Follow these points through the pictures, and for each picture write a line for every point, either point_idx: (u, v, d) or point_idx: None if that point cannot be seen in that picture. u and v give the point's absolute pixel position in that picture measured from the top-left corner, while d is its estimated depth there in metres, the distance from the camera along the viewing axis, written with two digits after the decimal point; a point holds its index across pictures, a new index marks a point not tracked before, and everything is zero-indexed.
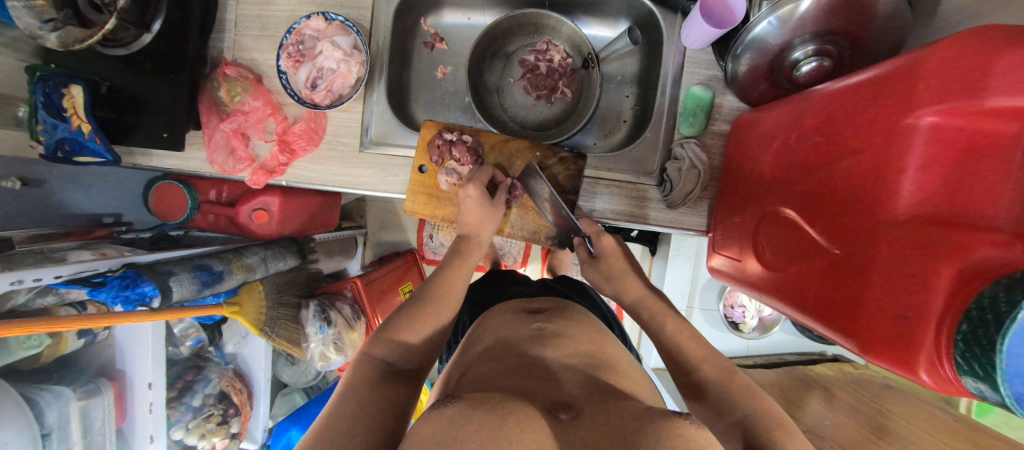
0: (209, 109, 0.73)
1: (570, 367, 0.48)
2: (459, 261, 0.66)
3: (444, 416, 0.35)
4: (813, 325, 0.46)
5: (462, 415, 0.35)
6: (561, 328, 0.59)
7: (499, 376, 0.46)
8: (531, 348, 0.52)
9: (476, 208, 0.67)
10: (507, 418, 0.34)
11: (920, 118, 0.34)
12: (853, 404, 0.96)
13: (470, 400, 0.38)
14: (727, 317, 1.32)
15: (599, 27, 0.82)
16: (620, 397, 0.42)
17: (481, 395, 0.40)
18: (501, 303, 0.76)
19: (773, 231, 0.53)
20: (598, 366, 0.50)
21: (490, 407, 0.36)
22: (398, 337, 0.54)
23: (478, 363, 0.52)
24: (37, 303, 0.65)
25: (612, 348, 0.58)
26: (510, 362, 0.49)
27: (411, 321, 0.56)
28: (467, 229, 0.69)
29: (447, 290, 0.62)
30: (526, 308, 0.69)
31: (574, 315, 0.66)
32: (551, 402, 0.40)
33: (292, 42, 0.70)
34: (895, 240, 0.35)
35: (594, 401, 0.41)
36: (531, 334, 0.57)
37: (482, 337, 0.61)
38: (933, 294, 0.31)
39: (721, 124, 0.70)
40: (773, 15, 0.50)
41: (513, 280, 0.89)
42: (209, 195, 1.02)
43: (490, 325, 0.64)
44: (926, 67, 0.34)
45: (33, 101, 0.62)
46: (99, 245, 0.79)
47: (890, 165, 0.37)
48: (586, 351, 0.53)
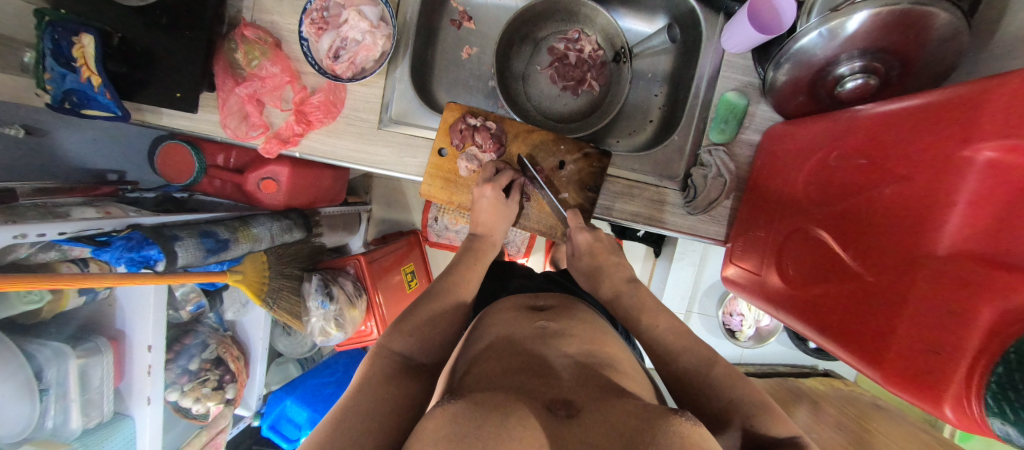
0: (225, 71, 0.71)
1: (575, 366, 0.48)
2: (476, 259, 0.67)
3: (448, 411, 0.34)
4: (833, 349, 0.46)
5: (466, 412, 0.34)
6: (565, 327, 0.58)
7: (504, 373, 0.45)
8: (537, 345, 0.52)
9: (490, 211, 0.67)
10: (511, 417, 0.33)
11: (977, 151, 0.33)
12: (840, 418, 0.97)
13: (473, 397, 0.37)
14: (725, 324, 1.33)
15: (635, 20, 0.79)
16: (622, 396, 0.41)
17: (485, 394, 0.39)
18: (506, 297, 0.75)
19: (800, 251, 0.52)
20: (600, 364, 0.50)
21: (493, 405, 0.35)
22: (413, 327, 0.54)
23: (485, 354, 0.52)
24: (39, 257, 0.65)
25: (614, 348, 0.58)
26: (514, 359, 0.49)
27: (425, 314, 0.56)
28: (481, 229, 0.69)
29: (461, 286, 0.62)
30: (532, 305, 0.68)
31: (577, 315, 0.65)
32: (551, 400, 0.40)
33: (317, 8, 0.66)
34: (933, 274, 0.35)
35: (593, 398, 0.40)
36: (536, 332, 0.56)
37: (490, 328, 0.61)
38: (969, 331, 0.30)
39: (751, 133, 0.69)
40: (824, 27, 0.48)
41: (518, 271, 0.88)
42: (217, 160, 0.99)
43: (497, 319, 0.64)
44: (989, 97, 0.33)
45: (40, 47, 0.59)
46: (103, 203, 0.77)
47: (939, 196, 0.36)
48: (590, 351, 0.52)
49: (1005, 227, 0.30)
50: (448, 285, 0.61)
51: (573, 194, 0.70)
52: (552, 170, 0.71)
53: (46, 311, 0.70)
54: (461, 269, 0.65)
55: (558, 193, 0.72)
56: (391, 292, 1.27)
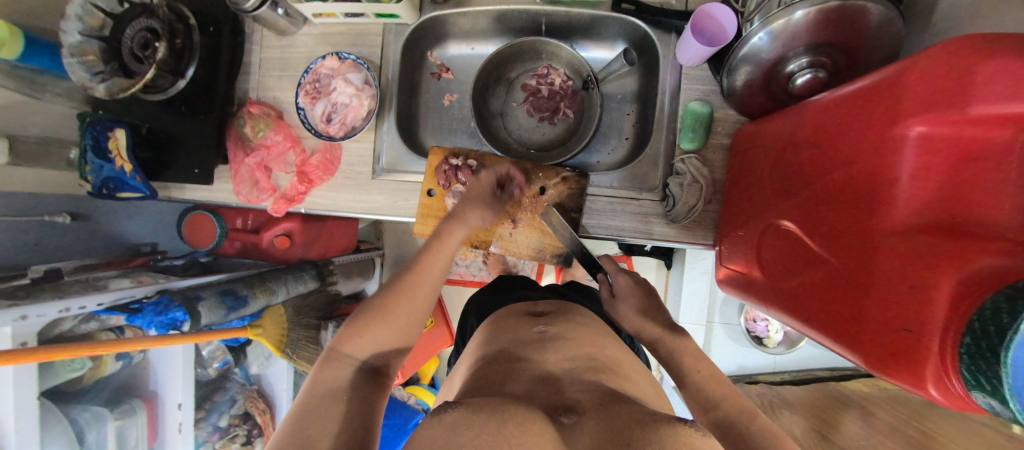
0: (236, 144, 0.79)
1: (569, 371, 0.50)
2: (440, 243, 0.62)
3: (444, 422, 0.37)
4: (818, 338, 0.45)
5: (462, 420, 0.37)
6: (562, 331, 0.60)
7: (500, 379, 0.48)
8: (532, 352, 0.55)
9: (478, 191, 0.68)
10: (508, 424, 0.36)
11: (908, 128, 0.34)
12: (889, 415, 0.90)
13: (471, 404, 0.40)
14: (750, 331, 1.29)
15: (597, 49, 0.84)
16: (625, 400, 0.43)
17: (481, 400, 0.41)
18: (505, 306, 0.79)
19: (774, 243, 0.53)
20: (598, 368, 0.51)
21: (490, 411, 0.38)
22: (367, 327, 0.51)
23: (477, 371, 0.54)
24: (81, 328, 0.72)
25: (614, 348, 0.59)
26: (509, 367, 0.51)
27: (380, 315, 0.52)
28: (457, 209, 0.66)
29: (423, 277, 0.57)
30: (529, 312, 0.71)
31: (576, 318, 0.67)
32: (554, 406, 0.43)
33: (309, 81, 0.75)
34: (892, 250, 0.35)
35: (599, 402, 0.43)
36: (535, 337, 0.59)
37: (486, 340, 0.64)
38: (932, 304, 0.30)
39: (721, 137, 0.71)
40: (765, 30, 0.52)
41: (521, 284, 0.90)
42: (236, 223, 1.07)
43: (494, 331, 0.67)
44: (910, 76, 0.35)
45: (82, 144, 0.70)
46: (137, 273, 0.86)
47: (885, 174, 0.37)
48: (588, 354, 0.54)
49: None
50: (412, 277, 0.56)
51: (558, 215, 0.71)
52: (534, 195, 0.75)
53: (86, 378, 0.77)
54: (422, 260, 0.59)
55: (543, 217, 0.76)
56: None
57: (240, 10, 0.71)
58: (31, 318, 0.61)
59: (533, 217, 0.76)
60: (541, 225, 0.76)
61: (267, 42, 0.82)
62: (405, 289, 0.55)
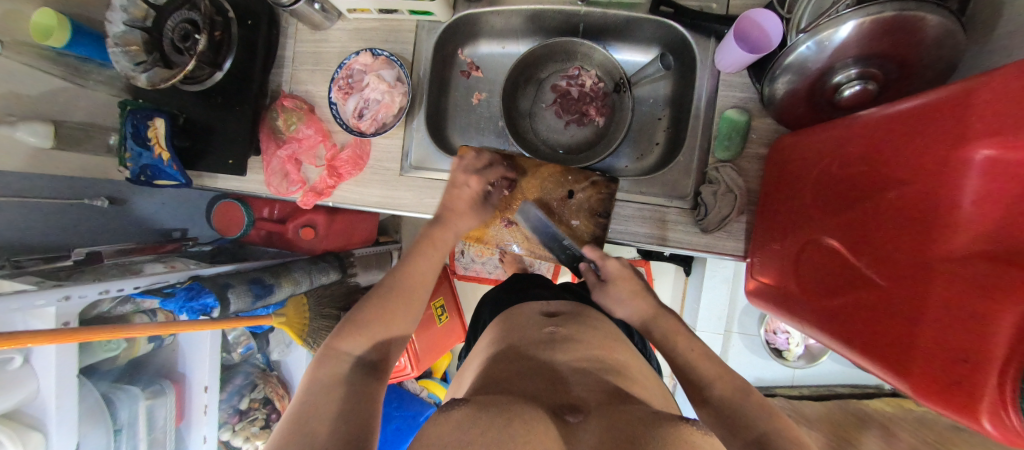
0: (268, 137, 0.81)
1: (581, 370, 0.52)
2: (431, 248, 0.66)
3: (452, 419, 0.39)
4: (863, 363, 0.44)
5: (469, 418, 0.39)
6: (573, 332, 0.62)
7: (507, 379, 0.50)
8: (542, 351, 0.57)
9: (467, 199, 0.70)
10: (514, 420, 0.38)
11: (975, 151, 0.33)
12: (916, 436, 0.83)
13: (477, 403, 0.42)
14: (769, 343, 1.27)
15: (630, 52, 0.82)
16: (630, 401, 0.45)
17: (488, 398, 0.44)
18: (518, 304, 0.79)
19: (817, 261, 0.51)
20: (604, 369, 0.53)
21: (496, 410, 0.40)
22: (359, 324, 0.55)
23: (487, 367, 0.57)
24: (117, 310, 0.75)
25: (623, 353, 0.61)
26: (518, 366, 0.53)
27: (379, 318, 0.57)
28: (444, 215, 0.70)
29: (420, 279, 0.63)
30: (543, 311, 0.72)
31: (589, 321, 0.68)
32: (561, 406, 0.44)
33: (343, 76, 0.76)
34: (950, 277, 0.34)
35: (600, 402, 0.45)
36: (545, 337, 0.61)
37: (497, 339, 0.66)
38: (990, 335, 0.29)
39: (757, 147, 0.69)
40: (813, 40, 0.50)
41: (532, 282, 0.90)
42: (263, 213, 1.10)
43: (505, 328, 0.69)
44: (978, 97, 0.33)
45: (122, 131, 0.72)
46: (171, 258, 0.89)
47: (945, 198, 0.35)
48: (592, 355, 0.56)
49: (1012, 220, 0.29)
50: (405, 279, 0.62)
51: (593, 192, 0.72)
52: (562, 199, 0.74)
53: (122, 357, 0.80)
54: (415, 264, 0.64)
55: (571, 220, 0.74)
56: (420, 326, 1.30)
57: (278, 5, 0.72)
58: (75, 298, 0.63)
59: (561, 221, 0.74)
60: (569, 229, 0.74)
61: (302, 36, 0.83)
62: (405, 293, 0.61)
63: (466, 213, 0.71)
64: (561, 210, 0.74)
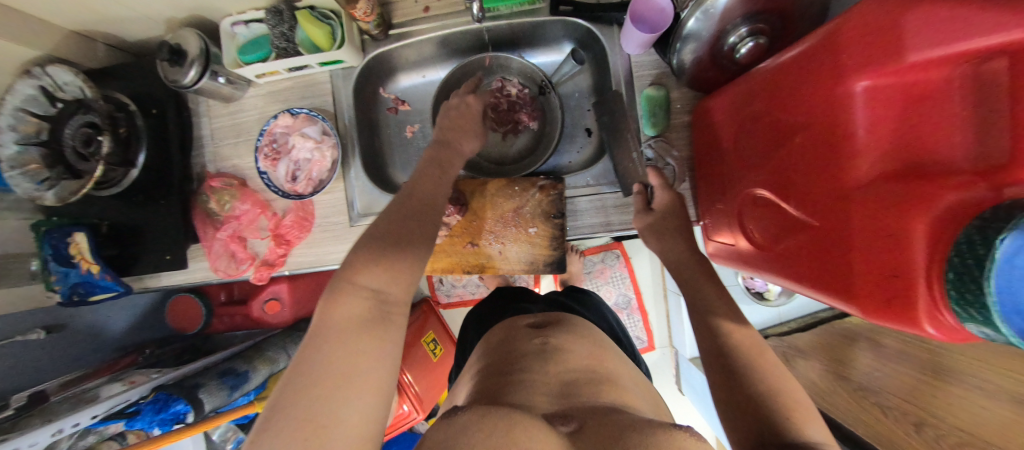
0: (204, 221, 0.77)
1: (565, 382, 0.52)
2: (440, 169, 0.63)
3: (454, 426, 0.40)
4: (813, 296, 0.47)
5: (471, 425, 0.40)
6: (563, 342, 0.62)
7: (502, 390, 0.51)
8: (535, 359, 0.58)
9: (466, 117, 0.71)
10: (514, 428, 0.38)
11: (854, 85, 0.36)
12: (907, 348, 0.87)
13: (478, 411, 0.43)
14: (750, 289, 1.32)
15: (545, 54, 0.84)
16: (615, 411, 0.46)
17: (489, 404, 0.45)
18: (507, 317, 0.80)
19: (754, 212, 0.54)
20: (597, 380, 0.54)
21: (496, 417, 0.41)
22: (382, 260, 0.47)
23: (484, 378, 0.57)
24: (80, 445, 0.69)
25: (614, 362, 0.62)
26: (510, 378, 0.54)
27: (393, 249, 0.49)
28: (446, 132, 0.69)
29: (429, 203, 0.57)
30: (531, 324, 0.72)
31: (574, 328, 0.70)
32: (553, 414, 0.45)
33: (266, 143, 0.74)
34: (863, 201, 0.36)
35: (597, 414, 0.44)
36: (535, 348, 0.61)
37: (489, 352, 0.66)
38: (913, 246, 0.31)
39: (681, 116, 0.73)
40: (700, 10, 0.54)
41: (522, 295, 0.90)
42: (220, 298, 1.04)
43: (491, 345, 0.69)
44: (846, 35, 0.36)
45: (42, 255, 0.70)
46: (127, 374, 0.82)
47: (840, 132, 0.38)
48: (591, 367, 0.57)
49: None
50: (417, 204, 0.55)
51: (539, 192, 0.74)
52: (515, 211, 0.76)
53: None
54: (424, 195, 0.57)
55: (528, 228, 0.75)
56: (416, 366, 1.27)
57: (181, 87, 0.70)
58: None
59: (519, 231, 0.76)
60: (527, 237, 0.76)
61: (215, 111, 0.80)
62: (416, 219, 0.53)
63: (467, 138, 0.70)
64: (517, 219, 0.76)
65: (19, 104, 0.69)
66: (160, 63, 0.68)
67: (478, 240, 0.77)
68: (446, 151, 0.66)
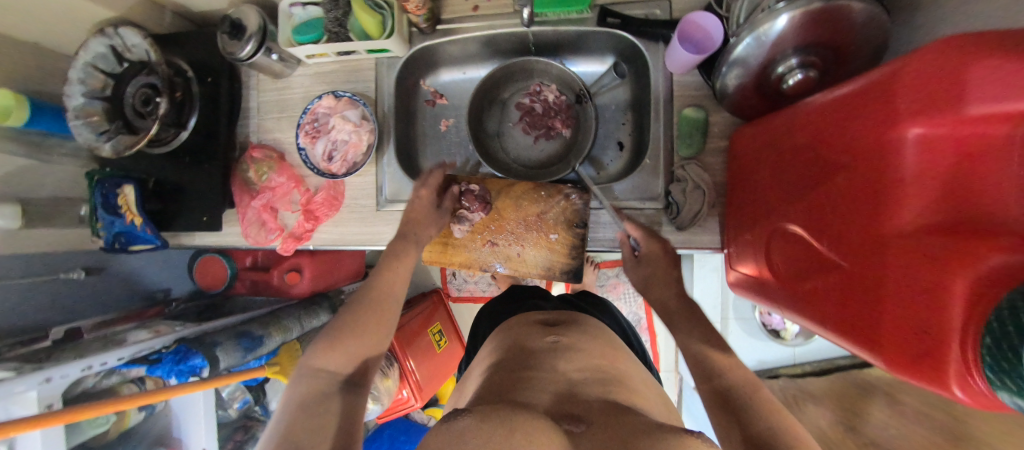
0: (241, 189, 0.81)
1: (579, 381, 0.53)
2: (402, 256, 0.67)
3: (455, 428, 0.41)
4: (837, 341, 0.45)
5: (472, 427, 0.40)
6: (575, 340, 0.63)
7: (508, 388, 0.51)
8: (542, 360, 0.58)
9: (422, 210, 0.71)
10: (516, 432, 0.39)
11: (906, 131, 0.35)
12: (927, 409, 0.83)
13: (479, 413, 0.43)
14: (766, 325, 1.28)
15: (587, 63, 0.84)
16: (631, 412, 0.46)
17: (490, 407, 0.45)
18: (513, 316, 0.81)
19: (783, 247, 0.53)
20: (607, 379, 0.54)
21: (498, 420, 0.41)
22: (341, 340, 0.54)
23: (489, 376, 0.58)
24: (103, 383, 0.73)
25: (625, 361, 0.63)
26: (515, 377, 0.54)
27: (352, 329, 0.55)
28: (406, 227, 0.70)
29: (395, 283, 0.63)
30: (542, 320, 0.74)
31: (588, 328, 0.70)
32: (562, 414, 0.46)
33: (308, 121, 0.77)
34: (903, 251, 0.35)
35: (605, 412, 0.45)
36: (546, 346, 0.62)
37: (499, 349, 0.67)
38: (951, 305, 0.30)
39: (719, 141, 0.72)
40: (751, 36, 0.53)
41: (531, 292, 0.92)
42: (245, 262, 1.07)
43: (505, 338, 0.70)
44: (902, 79, 0.35)
45: (93, 202, 0.74)
46: (153, 322, 0.87)
47: (886, 177, 0.37)
48: (598, 365, 0.57)
49: None
50: (383, 282, 0.62)
51: (569, 201, 0.74)
52: (538, 216, 0.76)
53: (112, 431, 0.77)
54: (390, 268, 0.64)
55: (550, 234, 0.76)
56: (420, 355, 1.29)
57: (236, 60, 0.73)
58: (55, 379, 0.62)
59: (540, 236, 0.76)
60: (548, 243, 0.76)
61: (264, 85, 0.84)
62: (381, 299, 0.60)
63: (426, 225, 0.72)
64: (541, 224, 0.76)
65: (89, 60, 0.74)
66: (221, 36, 0.72)
67: (498, 239, 0.78)
68: (404, 241, 0.68)
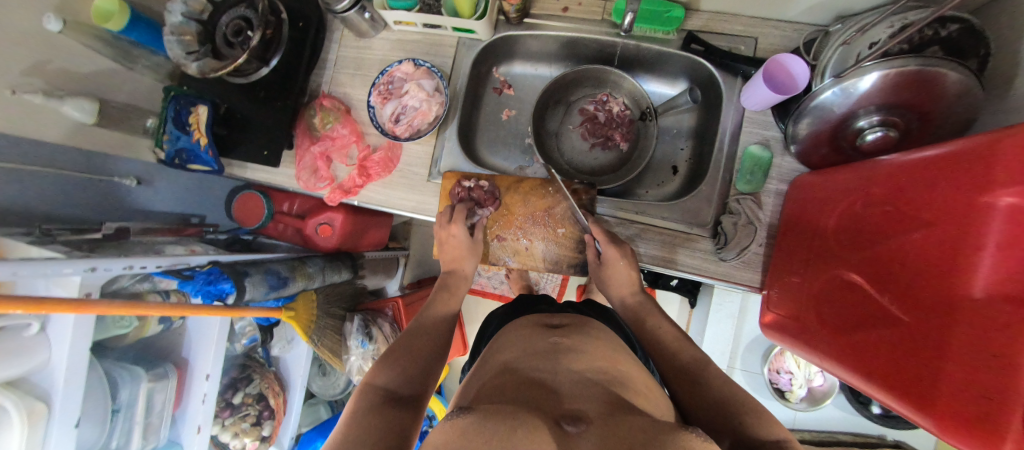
0: (304, 133, 0.84)
1: (580, 379, 0.51)
2: (451, 293, 0.74)
3: (458, 426, 0.39)
4: (885, 398, 0.45)
5: (473, 426, 0.38)
6: (575, 343, 0.63)
7: (510, 391, 0.50)
8: (544, 360, 0.57)
9: (457, 246, 0.75)
10: (518, 429, 0.37)
11: (998, 198, 0.34)
12: None
13: (481, 414, 0.41)
14: (772, 383, 1.24)
15: (658, 84, 0.87)
16: (628, 411, 0.43)
17: (492, 409, 0.44)
18: (521, 318, 0.81)
19: (838, 296, 0.53)
20: (610, 380, 0.52)
21: (501, 418, 0.40)
22: (392, 362, 0.58)
23: (489, 379, 0.57)
24: (136, 287, 0.75)
25: (627, 365, 0.60)
26: (522, 379, 0.53)
27: (403, 352, 0.60)
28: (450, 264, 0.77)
29: (443, 315, 0.70)
30: (547, 323, 0.74)
31: (590, 331, 0.70)
32: (561, 416, 0.42)
33: (383, 82, 0.80)
34: (974, 316, 0.35)
35: (605, 412, 0.42)
36: (548, 347, 0.62)
37: (507, 347, 0.67)
38: (1017, 375, 0.30)
39: (778, 184, 0.72)
40: (838, 86, 0.53)
41: (538, 302, 0.89)
42: (283, 207, 1.11)
43: (508, 343, 0.69)
44: (1002, 147, 0.35)
45: (165, 115, 0.76)
46: (190, 242, 0.90)
47: (968, 241, 0.37)
48: (600, 366, 0.56)
49: None
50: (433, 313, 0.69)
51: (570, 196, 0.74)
52: (546, 210, 0.78)
53: (130, 337, 0.79)
54: (439, 304, 0.72)
55: (557, 228, 0.78)
56: None
57: (331, 11, 0.76)
58: (100, 270, 0.64)
59: (547, 230, 0.78)
60: (556, 237, 0.78)
61: (346, 42, 0.87)
62: (433, 328, 0.66)
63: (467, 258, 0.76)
64: (547, 218, 0.78)
65: None
66: None
67: (506, 235, 0.79)
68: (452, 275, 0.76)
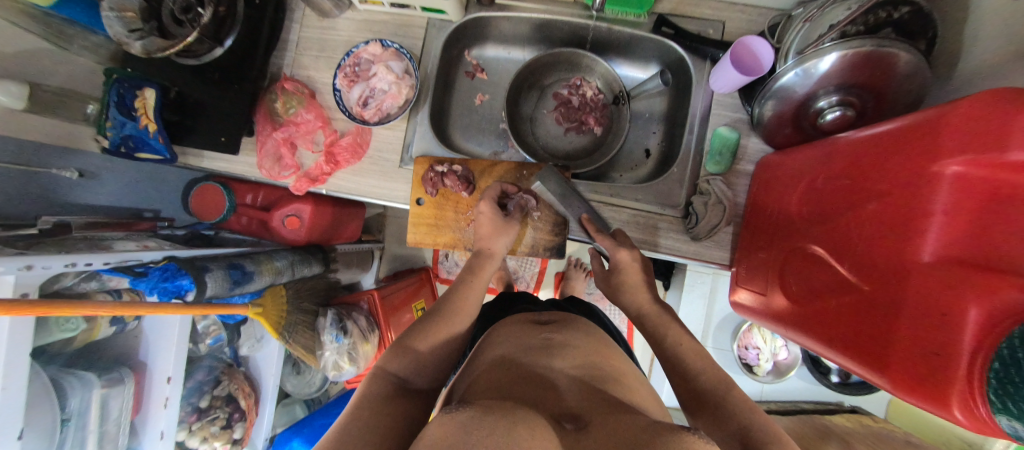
0: (265, 118, 0.79)
1: (577, 377, 0.50)
2: (474, 275, 0.68)
3: (457, 420, 0.32)
4: (841, 360, 0.47)
5: (475, 421, 0.31)
6: (568, 338, 0.62)
7: (503, 385, 0.47)
8: (538, 355, 0.56)
9: (489, 224, 0.72)
10: (519, 425, 0.31)
11: (946, 166, 0.36)
12: None
13: (479, 407, 0.35)
14: (741, 359, 1.29)
15: (630, 68, 0.87)
16: (629, 411, 0.42)
17: (494, 402, 0.38)
18: (509, 316, 0.80)
19: (801, 268, 0.55)
20: (599, 376, 0.52)
21: (502, 411, 0.34)
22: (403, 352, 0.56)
23: (481, 374, 0.54)
24: (80, 286, 0.70)
25: (617, 360, 0.61)
26: (515, 372, 0.50)
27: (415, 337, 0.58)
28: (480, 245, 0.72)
29: (463, 302, 0.65)
30: (536, 320, 0.73)
31: (581, 327, 0.70)
32: (560, 414, 0.41)
33: (349, 64, 0.76)
34: (923, 279, 0.37)
35: (602, 411, 0.42)
36: (541, 342, 0.60)
37: (496, 341, 0.65)
38: (961, 331, 0.32)
39: (746, 165, 0.74)
40: (799, 67, 0.54)
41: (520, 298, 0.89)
42: (246, 199, 1.06)
43: (497, 339, 0.67)
44: (949, 118, 0.37)
45: (106, 100, 0.71)
46: (142, 237, 0.83)
47: (918, 209, 0.39)
48: (591, 361, 0.56)
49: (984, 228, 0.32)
50: (449, 303, 0.64)
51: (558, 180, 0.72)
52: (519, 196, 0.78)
53: (77, 341, 0.73)
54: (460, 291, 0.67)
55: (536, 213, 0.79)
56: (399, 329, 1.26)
57: None
58: (37, 269, 0.58)
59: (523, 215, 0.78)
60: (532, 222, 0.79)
61: (308, 22, 0.82)
62: (443, 319, 0.62)
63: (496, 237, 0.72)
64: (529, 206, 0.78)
65: None
66: None
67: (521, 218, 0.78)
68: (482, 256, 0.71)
